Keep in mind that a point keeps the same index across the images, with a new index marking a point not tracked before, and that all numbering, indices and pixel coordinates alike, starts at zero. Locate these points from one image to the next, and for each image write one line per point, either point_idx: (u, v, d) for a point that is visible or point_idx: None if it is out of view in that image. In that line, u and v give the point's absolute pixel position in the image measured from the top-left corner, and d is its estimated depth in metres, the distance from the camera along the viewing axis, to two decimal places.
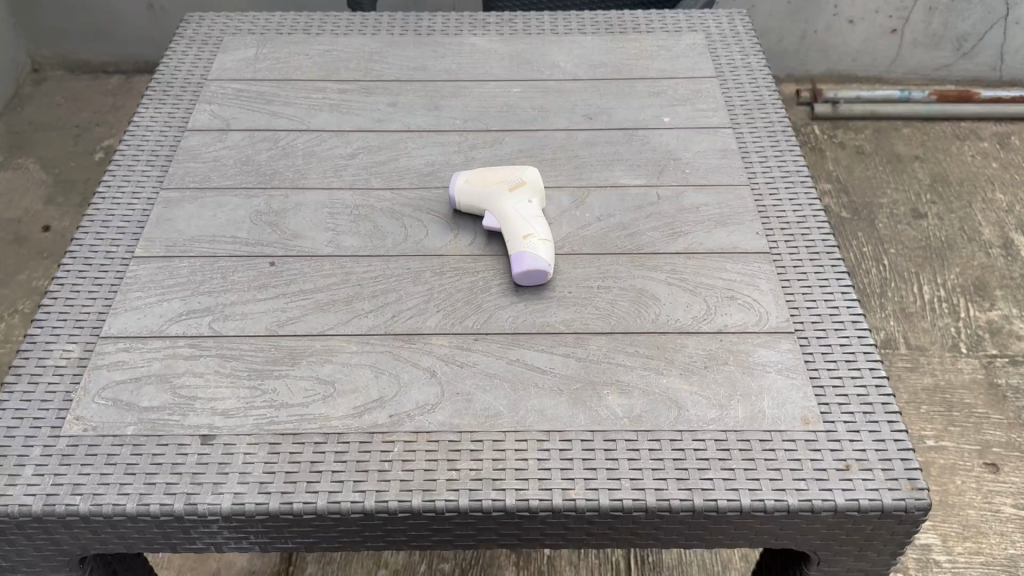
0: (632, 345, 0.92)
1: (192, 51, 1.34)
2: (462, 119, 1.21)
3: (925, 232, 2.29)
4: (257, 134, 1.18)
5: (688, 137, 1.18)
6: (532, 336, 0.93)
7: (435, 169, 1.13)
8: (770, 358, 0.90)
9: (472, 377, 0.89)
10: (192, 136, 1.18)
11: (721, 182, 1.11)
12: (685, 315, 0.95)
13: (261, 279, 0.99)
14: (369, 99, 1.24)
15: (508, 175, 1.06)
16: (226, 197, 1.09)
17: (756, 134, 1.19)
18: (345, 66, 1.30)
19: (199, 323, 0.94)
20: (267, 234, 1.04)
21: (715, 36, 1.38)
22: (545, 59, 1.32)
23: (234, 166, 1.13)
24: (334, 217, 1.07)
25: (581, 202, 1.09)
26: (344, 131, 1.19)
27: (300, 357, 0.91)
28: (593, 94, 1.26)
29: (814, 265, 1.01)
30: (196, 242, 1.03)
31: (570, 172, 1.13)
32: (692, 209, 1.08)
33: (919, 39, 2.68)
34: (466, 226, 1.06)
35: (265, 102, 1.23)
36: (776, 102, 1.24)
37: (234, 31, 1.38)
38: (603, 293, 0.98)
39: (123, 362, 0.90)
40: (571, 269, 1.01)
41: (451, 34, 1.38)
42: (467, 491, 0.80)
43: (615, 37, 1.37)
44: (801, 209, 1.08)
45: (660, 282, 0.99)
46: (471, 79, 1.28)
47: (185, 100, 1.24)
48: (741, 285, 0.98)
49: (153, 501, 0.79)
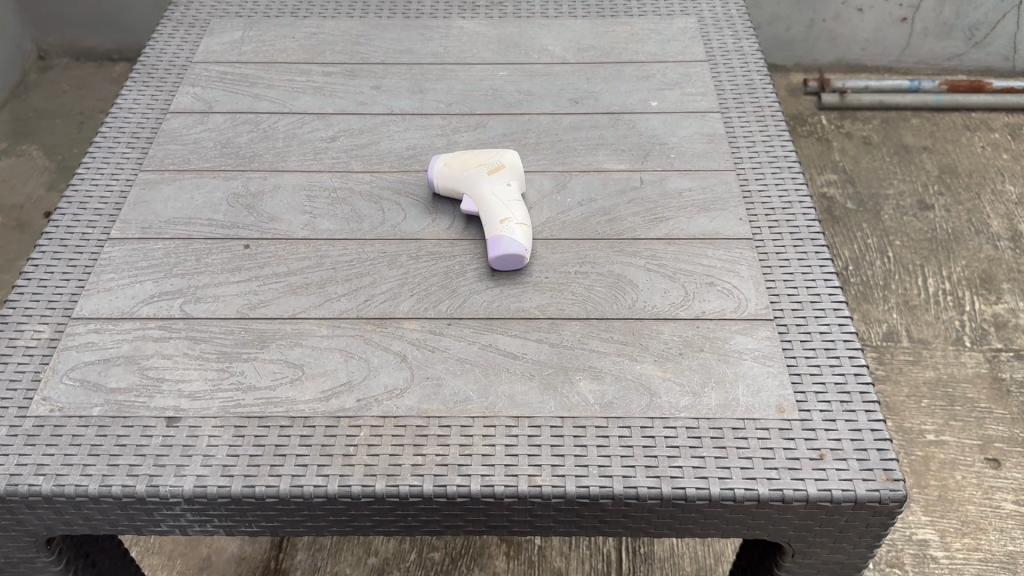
0: (607, 331, 0.90)
1: (178, 34, 1.33)
2: (447, 102, 1.19)
3: (932, 224, 2.28)
4: (238, 116, 1.17)
5: (674, 122, 1.16)
6: (506, 321, 0.92)
7: (416, 153, 1.12)
8: (747, 345, 0.89)
9: (444, 362, 0.88)
10: (174, 119, 1.17)
11: (707, 167, 1.09)
12: (663, 301, 0.93)
13: (235, 261, 0.98)
14: (352, 82, 1.22)
15: (487, 159, 1.04)
16: (204, 179, 1.08)
17: (745, 119, 1.16)
18: (329, 49, 1.28)
19: (171, 305, 0.93)
20: (243, 216, 1.03)
21: (708, 20, 1.34)
22: (533, 43, 1.30)
23: (214, 149, 1.12)
24: (312, 200, 1.06)
25: (563, 186, 1.07)
26: (326, 114, 1.17)
27: (270, 340, 0.90)
28: (581, 78, 1.23)
29: (797, 251, 0.98)
30: (172, 224, 1.02)
31: (553, 156, 1.11)
32: (674, 195, 1.06)
33: (930, 28, 2.64)
34: (446, 210, 1.05)
35: (249, 85, 1.22)
36: (767, 86, 1.21)
37: (222, 14, 1.37)
38: (581, 278, 0.96)
39: (92, 343, 0.90)
40: (550, 254, 0.99)
41: (439, 17, 1.36)
42: (432, 477, 0.78)
43: (606, 20, 1.34)
44: (787, 195, 1.05)
45: (638, 268, 0.97)
46: (457, 63, 1.26)
47: (169, 82, 1.23)
48: (721, 272, 0.96)
49: (116, 483, 0.78)
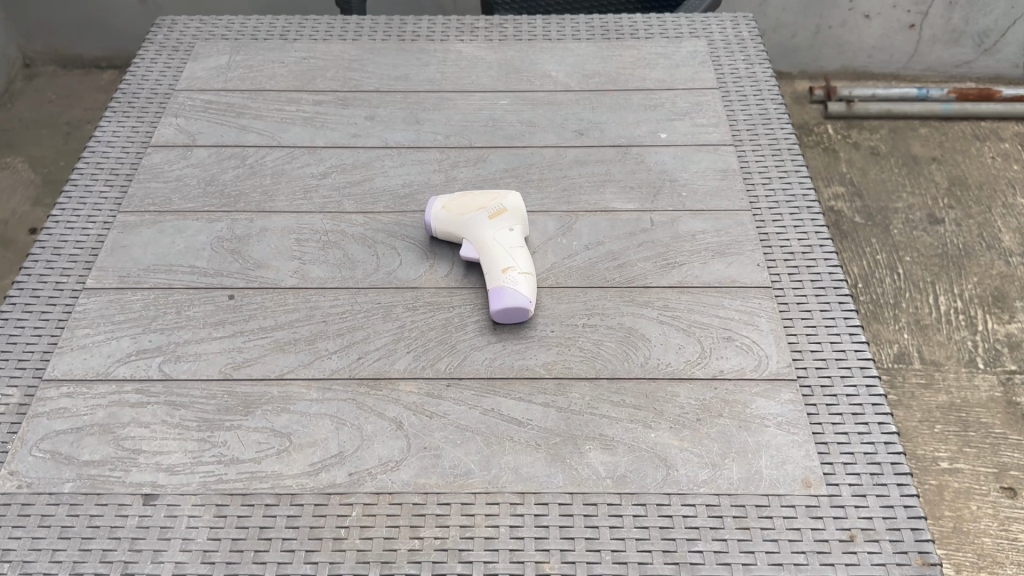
0: (618, 394, 0.84)
1: (161, 58, 1.26)
2: (444, 134, 1.13)
3: (942, 239, 2.23)
4: (224, 150, 1.10)
5: (686, 157, 1.09)
6: (509, 382, 0.85)
7: (412, 191, 1.05)
8: (769, 409, 0.82)
9: (442, 429, 0.81)
10: (155, 153, 1.10)
11: (721, 207, 1.03)
12: (677, 359, 0.87)
13: (219, 314, 0.92)
14: (345, 111, 1.16)
15: (487, 201, 0.98)
16: (187, 221, 1.01)
17: (760, 153, 1.10)
18: (320, 76, 1.21)
19: (149, 365, 0.87)
20: (228, 263, 0.97)
21: (718, 42, 1.27)
22: (536, 68, 1.23)
23: (198, 187, 1.05)
24: (301, 244, 0.99)
25: (568, 228, 1.01)
26: (317, 147, 1.11)
27: (255, 405, 0.84)
28: (586, 107, 1.17)
29: (819, 302, 0.93)
30: (152, 271, 0.96)
31: (557, 194, 1.05)
32: (686, 238, 0.99)
33: (939, 35, 2.58)
34: (444, 254, 0.98)
35: (235, 115, 1.15)
36: (782, 116, 1.15)
37: (207, 36, 1.30)
38: (588, 333, 0.90)
39: (64, 409, 0.83)
40: (555, 304, 0.93)
41: (436, 39, 1.29)
42: (430, 564, 0.72)
43: (611, 43, 1.28)
44: (807, 238, 0.99)
45: (650, 320, 0.91)
46: (455, 90, 1.19)
47: (150, 113, 1.16)
48: (739, 325, 0.90)
49: (87, 571, 0.72)
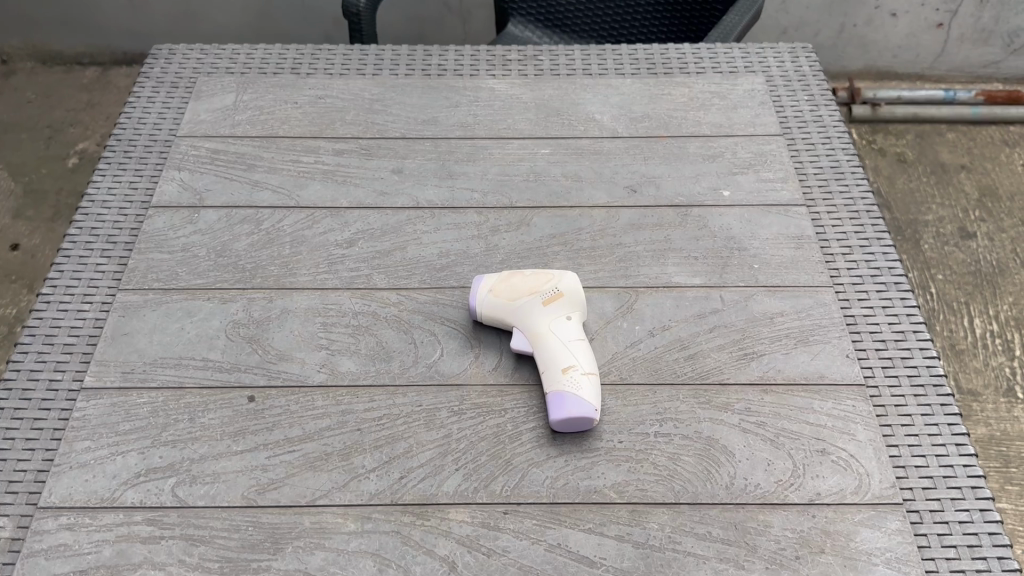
0: (703, 524, 0.74)
1: (160, 97, 1.14)
2: (482, 191, 1.01)
3: (975, 254, 2.03)
4: (234, 213, 0.98)
5: (753, 220, 0.98)
6: (576, 508, 0.75)
7: (450, 263, 0.94)
8: (875, 542, 0.73)
9: (502, 573, 0.71)
10: (157, 217, 0.98)
11: (797, 282, 0.92)
12: (767, 480, 0.77)
13: (238, 421, 0.80)
14: (370, 163, 1.04)
15: (540, 283, 0.86)
16: (197, 302, 0.90)
17: (835, 217, 0.99)
18: (339, 119, 1.10)
19: (161, 488, 0.76)
20: (246, 354, 0.85)
21: (777, 79, 1.17)
22: (578, 110, 1.12)
23: (208, 259, 0.94)
24: (328, 330, 0.87)
25: (629, 309, 0.90)
26: (340, 209, 0.99)
27: (285, 541, 0.73)
28: (636, 158, 1.05)
29: (919, 404, 0.82)
30: (160, 366, 0.84)
31: (614, 266, 0.93)
32: (763, 321, 0.89)
33: (968, 34, 2.40)
34: (491, 343, 0.87)
35: (246, 168, 1.03)
36: (857, 170, 1.04)
37: (209, 71, 1.17)
38: (662, 445, 0.79)
39: (64, 547, 0.72)
40: (622, 407, 0.82)
41: (465, 75, 1.17)
42: None
43: (659, 79, 1.16)
44: (898, 322, 0.89)
45: (732, 428, 0.80)
46: (491, 137, 1.08)
47: (150, 165, 1.04)
48: (832, 435, 0.80)
49: None
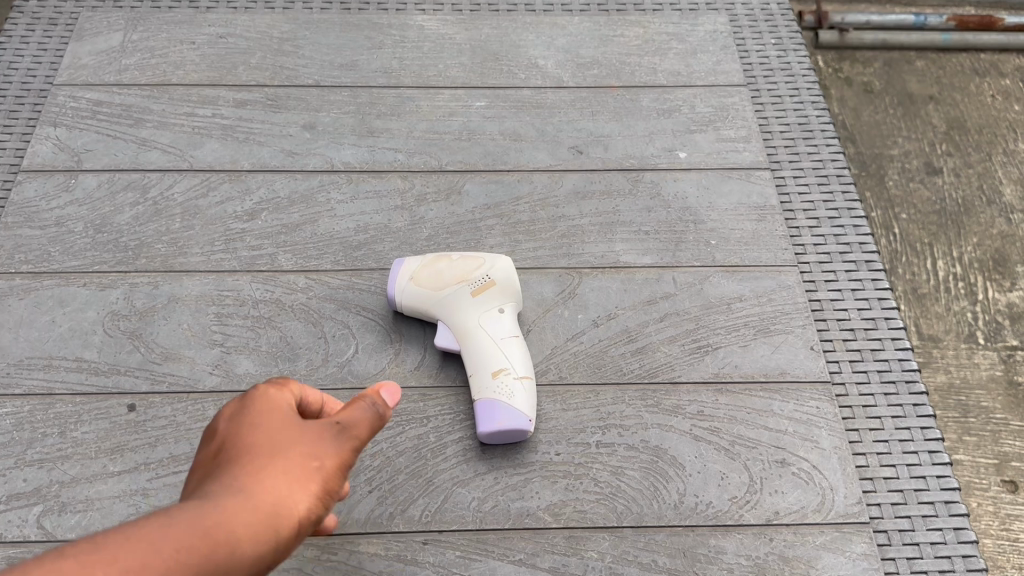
0: (648, 552, 0.65)
1: (35, 37, 0.98)
2: (407, 151, 0.89)
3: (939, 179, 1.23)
4: (118, 178, 0.85)
5: (711, 186, 0.87)
6: (506, 536, 0.66)
7: (368, 240, 0.82)
8: (839, 570, 0.65)
9: None
10: (28, 183, 0.84)
11: (758, 260, 0.82)
12: (720, 497, 0.68)
13: (115, 435, 0.69)
14: (277, 117, 0.91)
15: (469, 269, 0.75)
16: (71, 290, 0.77)
17: (802, 181, 0.89)
18: (244, 63, 0.96)
19: (24, 519, 0.65)
20: (126, 353, 0.74)
21: (743, 20, 1.05)
22: (518, 54, 0.99)
23: (85, 236, 0.81)
24: (223, 322, 0.76)
25: (571, 295, 0.79)
26: (241, 173, 0.86)
27: None
28: (582, 113, 0.93)
29: (890, 405, 0.74)
30: (25, 369, 0.73)
31: (555, 243, 0.83)
32: (720, 307, 0.79)
33: None
34: (413, 338, 0.76)
35: (132, 123, 0.89)
36: (826, 128, 0.94)
37: (95, 4, 1.02)
38: (603, 458, 0.70)
39: None
40: (560, 412, 0.72)
41: (390, 9, 1.03)
42: None
43: (610, 18, 1.03)
44: (867, 308, 0.80)
45: (684, 437, 0.71)
46: (417, 86, 0.95)
47: (22, 120, 0.90)
48: (792, 443, 0.71)
49: None
